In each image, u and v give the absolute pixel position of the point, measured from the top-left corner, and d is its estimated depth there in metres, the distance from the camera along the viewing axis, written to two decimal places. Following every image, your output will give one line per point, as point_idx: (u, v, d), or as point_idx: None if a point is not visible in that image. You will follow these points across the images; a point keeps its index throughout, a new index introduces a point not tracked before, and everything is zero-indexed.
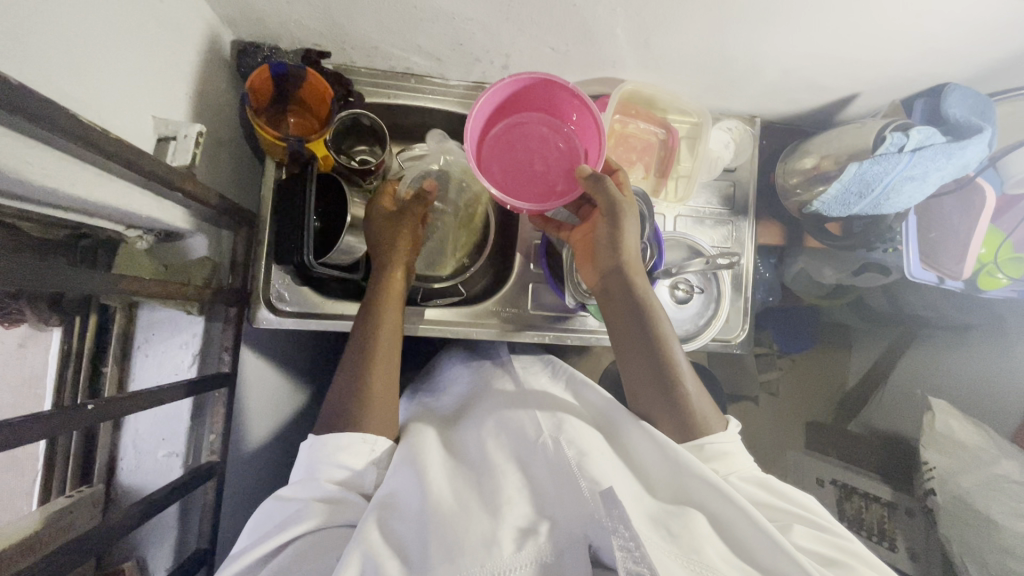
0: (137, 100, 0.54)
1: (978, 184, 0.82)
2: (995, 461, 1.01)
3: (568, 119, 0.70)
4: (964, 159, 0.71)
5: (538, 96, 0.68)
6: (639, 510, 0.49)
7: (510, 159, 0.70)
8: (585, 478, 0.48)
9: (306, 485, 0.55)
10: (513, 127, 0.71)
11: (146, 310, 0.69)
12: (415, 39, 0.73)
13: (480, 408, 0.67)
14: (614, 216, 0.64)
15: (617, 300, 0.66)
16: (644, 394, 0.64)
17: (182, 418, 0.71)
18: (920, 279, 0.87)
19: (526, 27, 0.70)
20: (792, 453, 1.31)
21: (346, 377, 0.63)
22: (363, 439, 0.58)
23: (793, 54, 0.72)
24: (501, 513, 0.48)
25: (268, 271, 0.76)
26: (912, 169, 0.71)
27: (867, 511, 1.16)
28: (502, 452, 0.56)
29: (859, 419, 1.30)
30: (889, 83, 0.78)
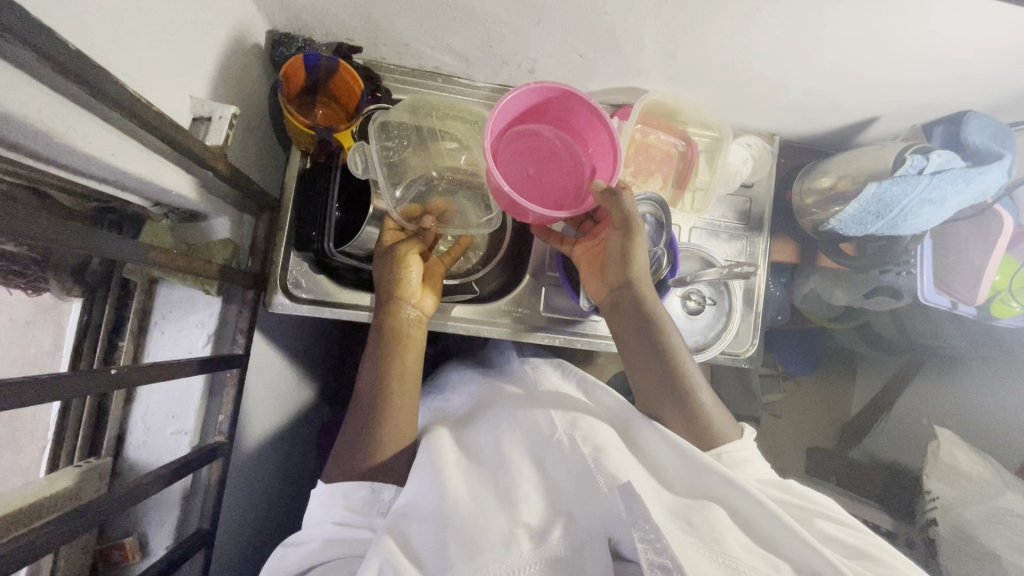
0: (177, 78, 0.56)
1: (995, 212, 0.83)
2: (999, 494, 1.01)
3: (581, 137, 0.71)
4: (982, 184, 0.70)
5: (556, 111, 0.69)
6: (658, 505, 0.50)
7: (522, 169, 0.71)
8: (603, 475, 0.50)
9: (316, 531, 0.58)
10: (526, 137, 0.72)
11: (164, 288, 0.69)
12: (446, 39, 0.75)
13: (494, 407, 0.67)
14: (626, 228, 0.67)
15: (626, 313, 0.68)
16: (653, 399, 0.65)
17: (193, 396, 0.71)
18: (933, 303, 0.86)
19: (556, 32, 0.71)
20: (792, 477, 1.31)
21: (359, 407, 0.65)
22: (368, 488, 0.59)
23: (818, 72, 0.73)
24: (517, 509, 0.50)
25: (287, 257, 0.77)
26: (932, 193, 0.71)
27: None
28: (518, 449, 0.56)
29: (862, 447, 1.29)
30: (911, 108, 0.78)
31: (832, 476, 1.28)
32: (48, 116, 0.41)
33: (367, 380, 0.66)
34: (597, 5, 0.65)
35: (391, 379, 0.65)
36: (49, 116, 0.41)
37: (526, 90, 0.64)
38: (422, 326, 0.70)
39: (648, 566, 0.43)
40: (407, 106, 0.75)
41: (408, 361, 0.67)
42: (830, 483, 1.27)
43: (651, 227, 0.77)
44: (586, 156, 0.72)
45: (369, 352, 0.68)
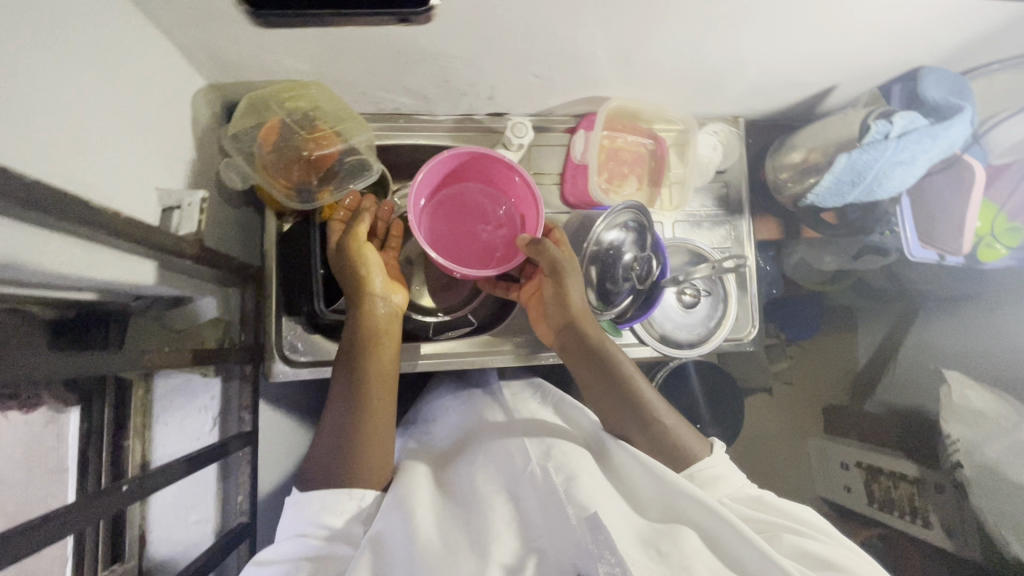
0: (145, 174, 0.55)
1: (967, 162, 0.79)
2: (1016, 428, 1.05)
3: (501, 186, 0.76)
4: (950, 138, 0.69)
5: (475, 171, 0.75)
6: (629, 533, 0.51)
7: (452, 227, 0.76)
8: (573, 505, 0.51)
9: (287, 547, 0.55)
10: (455, 199, 0.77)
11: (161, 378, 0.68)
12: (403, 81, 0.74)
13: (477, 439, 0.68)
14: (557, 273, 0.69)
15: (575, 352, 0.69)
16: (621, 434, 0.64)
17: (209, 483, 0.71)
18: (921, 259, 0.84)
19: (509, 57, 0.71)
20: (814, 439, 1.41)
21: (337, 426, 0.61)
22: (348, 495, 0.58)
23: (771, 55, 0.74)
24: (489, 551, 0.51)
25: (279, 324, 0.75)
26: (901, 156, 0.70)
27: (897, 491, 1.21)
28: (491, 485, 0.58)
29: (874, 398, 1.36)
30: (868, 72, 0.80)
31: (851, 432, 1.36)
32: (20, 247, 0.40)
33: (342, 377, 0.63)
34: (546, 27, 0.65)
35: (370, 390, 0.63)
36: (21, 248, 0.40)
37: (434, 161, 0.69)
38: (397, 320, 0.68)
39: None
40: (240, 109, 0.69)
41: (387, 360, 0.65)
42: (850, 439, 1.35)
43: (630, 238, 0.74)
44: (512, 204, 0.76)
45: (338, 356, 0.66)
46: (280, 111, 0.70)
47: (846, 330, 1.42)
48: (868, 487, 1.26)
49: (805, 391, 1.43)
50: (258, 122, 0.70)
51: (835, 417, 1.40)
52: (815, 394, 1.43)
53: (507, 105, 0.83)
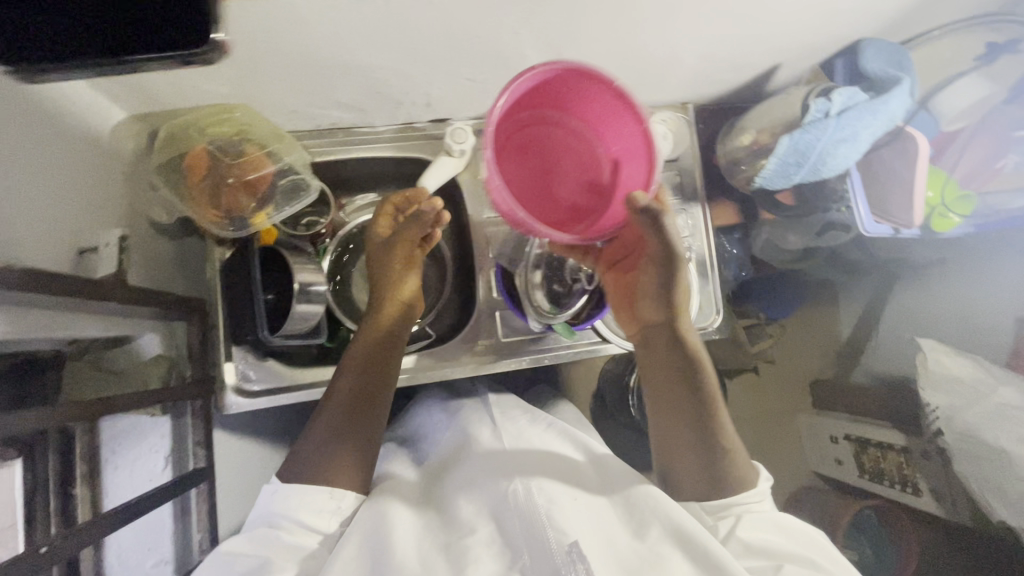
0: (59, 218, 0.53)
1: (910, 133, 0.76)
2: (994, 391, 1.05)
3: (596, 122, 0.58)
4: (891, 112, 0.68)
5: (557, 90, 0.55)
6: (617, 565, 0.54)
7: (525, 163, 0.58)
8: (554, 530, 0.52)
9: (254, 539, 0.55)
10: (530, 119, 0.57)
11: (108, 421, 0.65)
12: (333, 96, 0.72)
13: (468, 455, 0.67)
14: (670, 272, 0.64)
15: (660, 354, 0.67)
16: (678, 453, 0.64)
17: (164, 523, 0.70)
18: (877, 235, 0.83)
19: (441, 63, 0.69)
20: (804, 415, 1.41)
21: (336, 418, 0.61)
22: (327, 494, 0.57)
23: (707, 38, 0.72)
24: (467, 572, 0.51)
25: (228, 354, 0.74)
26: (843, 132, 0.68)
27: (885, 461, 1.21)
28: (471, 508, 0.58)
29: (861, 368, 1.35)
30: (809, 48, 0.78)
31: (838, 406, 1.34)
32: None
33: (348, 377, 0.63)
34: (468, 30, 0.63)
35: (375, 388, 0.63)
36: None
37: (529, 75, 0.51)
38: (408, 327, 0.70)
39: None
40: (160, 139, 0.66)
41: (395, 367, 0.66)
42: (838, 413, 1.33)
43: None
44: (602, 139, 0.58)
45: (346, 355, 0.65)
46: (203, 138, 0.66)
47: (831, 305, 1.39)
48: (858, 458, 1.26)
49: (791, 368, 1.43)
50: (181, 153, 0.67)
51: (823, 392, 1.39)
52: (802, 369, 1.43)
53: (447, 110, 0.81)
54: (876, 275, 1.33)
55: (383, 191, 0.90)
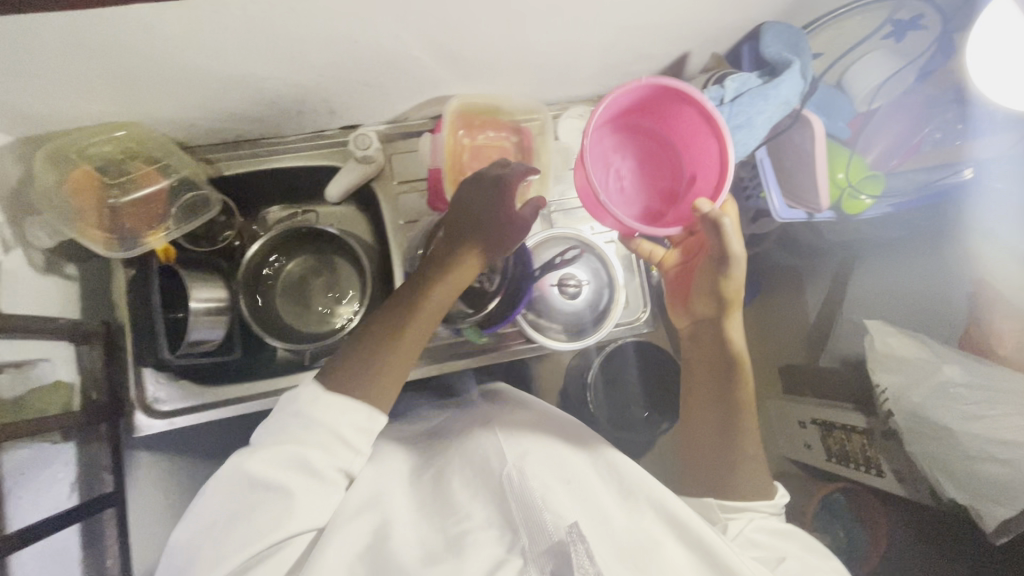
0: None
1: (807, 118, 0.71)
2: (939, 368, 1.01)
3: (684, 139, 0.71)
4: (783, 97, 0.68)
5: (661, 111, 0.70)
6: (608, 543, 0.54)
7: (614, 165, 0.73)
8: (550, 512, 0.52)
9: (286, 457, 0.50)
10: (620, 133, 0.73)
11: (10, 449, 0.61)
12: (228, 108, 0.71)
13: (473, 432, 0.67)
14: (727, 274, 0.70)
15: (706, 346, 0.75)
16: (706, 448, 0.73)
17: (71, 552, 0.66)
18: (790, 219, 0.78)
19: (328, 70, 0.68)
20: (773, 399, 1.35)
21: (391, 323, 0.57)
22: (367, 413, 0.53)
23: (605, 31, 0.71)
24: (462, 554, 0.51)
25: (137, 376, 0.73)
26: (737, 120, 0.68)
27: (850, 444, 1.16)
28: (466, 492, 0.59)
29: (831, 352, 1.28)
30: (715, 35, 0.77)
31: (810, 390, 1.28)
32: None
33: (439, 300, 0.59)
34: (344, 34, 0.61)
35: (421, 320, 0.58)
36: None
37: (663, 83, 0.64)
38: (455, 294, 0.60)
39: None
40: (43, 156, 0.63)
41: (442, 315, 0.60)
42: (809, 397, 1.28)
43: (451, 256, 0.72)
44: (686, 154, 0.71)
45: (433, 273, 0.60)
46: (86, 160, 0.66)
47: (795, 286, 1.37)
48: (824, 441, 1.21)
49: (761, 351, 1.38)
50: (64, 174, 0.65)
51: (794, 375, 1.34)
52: (772, 353, 1.38)
53: (355, 116, 0.81)
54: (837, 257, 1.33)
55: (305, 202, 0.89)
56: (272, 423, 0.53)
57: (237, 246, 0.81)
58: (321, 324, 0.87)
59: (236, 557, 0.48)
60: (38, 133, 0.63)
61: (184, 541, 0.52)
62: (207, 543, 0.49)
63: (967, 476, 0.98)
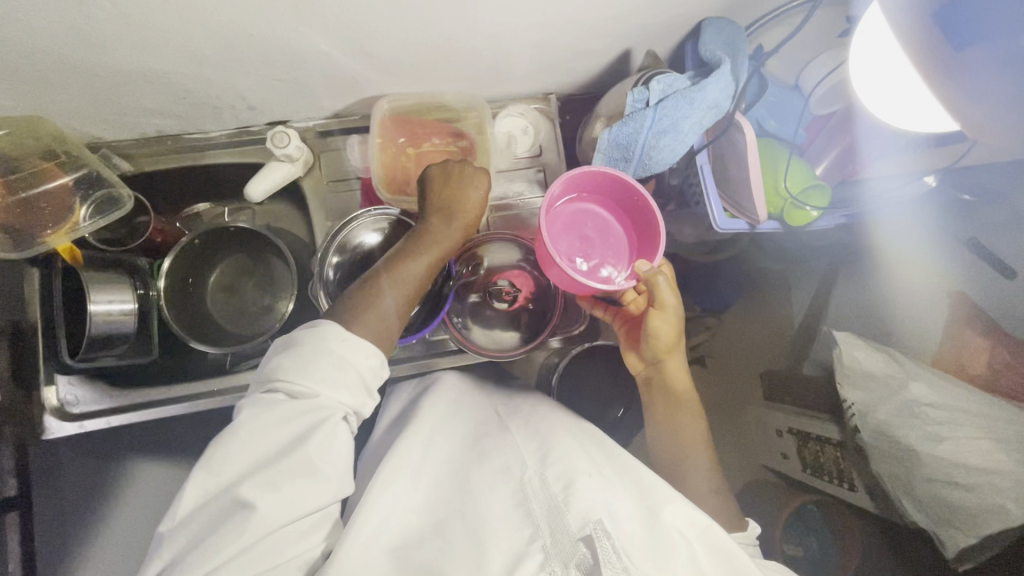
0: None
1: (739, 122, 0.66)
2: (904, 386, 0.95)
3: (625, 211, 0.70)
4: (710, 100, 0.63)
5: (602, 189, 0.68)
6: (630, 542, 0.51)
7: (569, 230, 0.69)
8: (573, 514, 0.51)
9: (286, 414, 0.51)
10: (568, 207, 0.70)
11: None
12: (134, 103, 0.68)
13: (492, 428, 0.67)
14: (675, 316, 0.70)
15: (656, 387, 0.74)
16: (673, 473, 0.72)
17: None
18: (730, 230, 0.73)
19: (228, 66, 0.65)
20: (751, 406, 1.28)
21: (387, 280, 0.62)
22: (378, 361, 0.57)
23: (528, 27, 0.67)
24: (485, 547, 0.51)
25: (49, 378, 0.72)
26: (661, 124, 0.64)
27: (823, 455, 1.10)
28: (487, 482, 0.57)
29: (812, 358, 1.20)
30: (654, 31, 0.72)
31: (788, 398, 1.21)
32: None
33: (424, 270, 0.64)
34: (236, 29, 0.58)
35: (409, 275, 0.63)
36: None
37: (608, 174, 0.65)
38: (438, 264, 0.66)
39: None
40: None
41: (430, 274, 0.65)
42: (786, 404, 1.21)
43: (341, 276, 0.73)
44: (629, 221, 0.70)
45: (430, 250, 0.65)
46: None
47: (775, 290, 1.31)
48: (800, 453, 1.14)
49: (740, 355, 1.29)
50: None
51: (773, 383, 1.25)
52: (749, 359, 1.29)
53: (278, 113, 0.78)
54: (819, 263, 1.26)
55: (236, 199, 0.87)
56: (296, 357, 0.53)
57: (161, 243, 0.79)
58: (256, 324, 0.84)
59: (272, 492, 0.48)
60: None
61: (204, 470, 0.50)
62: (243, 478, 0.48)
63: (931, 501, 0.91)
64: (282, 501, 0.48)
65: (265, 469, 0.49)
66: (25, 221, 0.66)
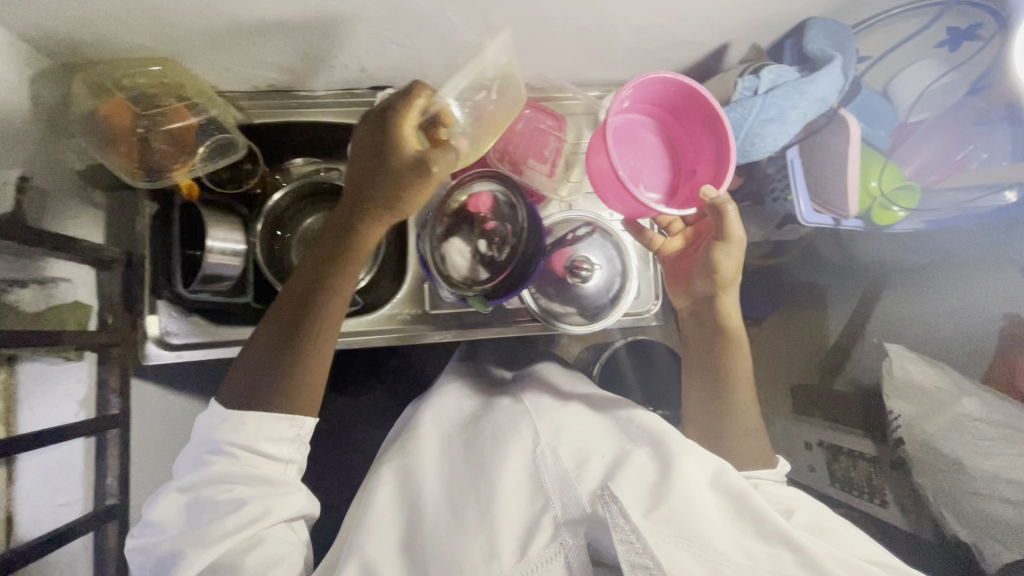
0: None
1: (844, 115, 0.71)
2: (956, 401, 0.96)
3: (685, 136, 0.73)
4: (819, 92, 0.68)
5: (669, 106, 0.71)
6: (637, 497, 0.59)
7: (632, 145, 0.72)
8: (581, 482, 0.60)
9: (202, 480, 0.57)
10: (632, 122, 0.72)
11: (26, 361, 0.68)
12: (262, 56, 0.72)
13: (488, 417, 0.73)
14: (730, 250, 0.73)
15: (703, 324, 0.78)
16: (701, 427, 0.77)
17: (77, 464, 0.71)
18: (815, 224, 0.76)
19: (360, 27, 0.69)
20: (781, 421, 1.27)
21: (275, 330, 0.61)
22: (287, 422, 0.60)
23: (641, 11, 0.70)
24: (496, 520, 0.58)
25: (153, 307, 0.74)
26: (770, 111, 0.68)
27: (856, 470, 1.07)
28: (497, 457, 0.65)
29: (844, 375, 1.25)
30: (756, 27, 0.75)
31: (818, 412, 1.20)
32: None
33: (324, 313, 0.61)
34: None
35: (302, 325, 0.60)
36: None
37: (679, 84, 0.68)
38: (337, 297, 0.61)
39: (631, 567, 0.52)
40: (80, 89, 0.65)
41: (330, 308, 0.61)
42: (817, 418, 1.20)
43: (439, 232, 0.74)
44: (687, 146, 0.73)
45: (318, 291, 0.60)
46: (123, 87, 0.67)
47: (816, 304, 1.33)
48: (830, 468, 1.11)
49: (768, 367, 1.32)
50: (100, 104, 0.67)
51: (804, 397, 1.26)
52: (782, 371, 1.32)
53: (384, 77, 0.81)
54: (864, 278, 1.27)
55: (328, 158, 0.91)
56: (193, 447, 0.60)
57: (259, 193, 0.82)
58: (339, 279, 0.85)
59: (215, 544, 0.54)
60: (80, 63, 0.65)
61: (143, 548, 0.57)
62: (172, 538, 0.55)
63: (975, 517, 0.91)
64: (222, 535, 0.55)
65: (200, 528, 0.55)
66: (152, 153, 0.71)
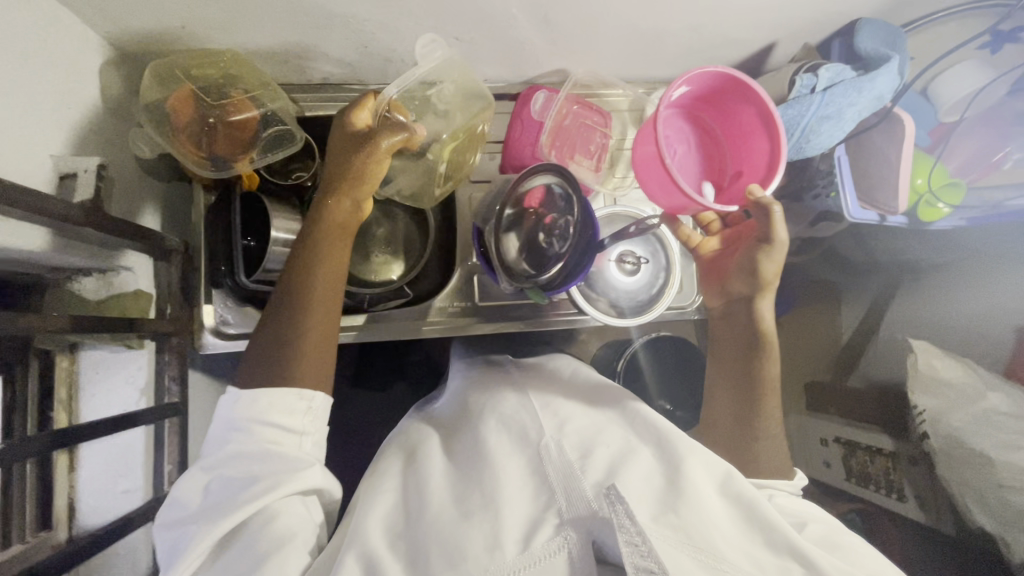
0: (40, 145, 0.56)
1: (898, 113, 0.73)
2: (982, 395, 0.97)
3: (735, 133, 0.73)
4: (876, 90, 0.70)
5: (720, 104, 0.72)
6: (644, 497, 0.52)
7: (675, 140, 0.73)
8: (587, 476, 0.53)
9: (227, 455, 0.55)
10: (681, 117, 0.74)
11: (88, 350, 0.67)
12: (322, 49, 0.73)
13: (489, 405, 0.67)
14: (769, 254, 0.72)
15: (735, 325, 0.77)
16: (720, 424, 0.75)
17: (137, 451, 0.72)
18: (861, 220, 0.78)
19: (422, 20, 0.70)
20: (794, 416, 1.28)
21: (278, 310, 0.61)
22: (295, 393, 0.58)
23: (697, 9, 0.71)
24: (498, 509, 0.51)
25: (208, 297, 0.76)
26: (827, 109, 0.70)
27: (874, 465, 1.10)
28: (501, 449, 0.59)
29: (857, 374, 1.23)
30: (805, 26, 0.77)
31: (832, 408, 1.21)
32: None
33: (320, 284, 0.62)
34: None
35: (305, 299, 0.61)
36: None
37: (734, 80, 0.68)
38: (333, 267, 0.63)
39: (635, 570, 0.43)
40: (152, 77, 0.67)
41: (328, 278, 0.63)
42: (832, 415, 1.21)
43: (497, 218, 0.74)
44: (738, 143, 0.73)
45: (310, 264, 0.62)
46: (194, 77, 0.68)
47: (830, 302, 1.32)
48: (846, 462, 1.14)
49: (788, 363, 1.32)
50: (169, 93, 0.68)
51: (820, 392, 1.26)
52: (796, 367, 1.31)
53: None
54: None
55: None
56: (216, 428, 0.58)
57: None
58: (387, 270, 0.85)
59: (228, 520, 0.50)
60: (155, 51, 0.67)
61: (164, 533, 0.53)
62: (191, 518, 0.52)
63: (1002, 509, 0.93)
64: (235, 502, 0.51)
65: (216, 507, 0.51)
66: (214, 142, 0.70)
